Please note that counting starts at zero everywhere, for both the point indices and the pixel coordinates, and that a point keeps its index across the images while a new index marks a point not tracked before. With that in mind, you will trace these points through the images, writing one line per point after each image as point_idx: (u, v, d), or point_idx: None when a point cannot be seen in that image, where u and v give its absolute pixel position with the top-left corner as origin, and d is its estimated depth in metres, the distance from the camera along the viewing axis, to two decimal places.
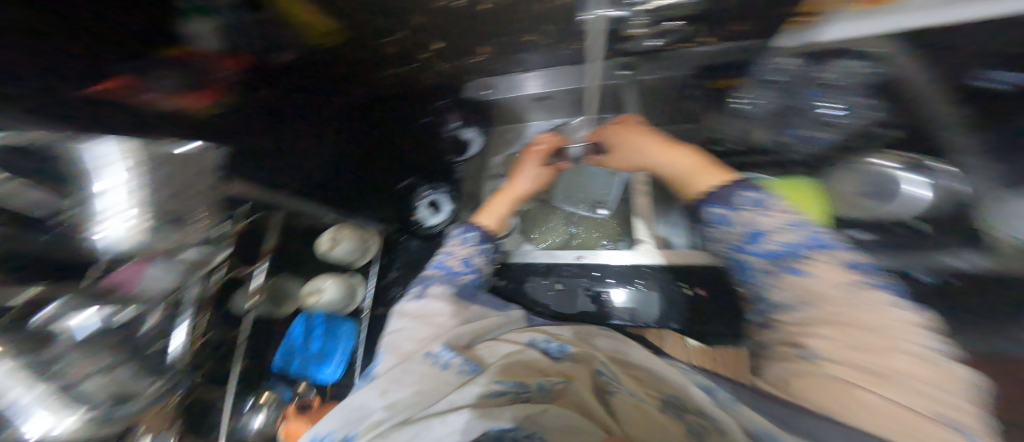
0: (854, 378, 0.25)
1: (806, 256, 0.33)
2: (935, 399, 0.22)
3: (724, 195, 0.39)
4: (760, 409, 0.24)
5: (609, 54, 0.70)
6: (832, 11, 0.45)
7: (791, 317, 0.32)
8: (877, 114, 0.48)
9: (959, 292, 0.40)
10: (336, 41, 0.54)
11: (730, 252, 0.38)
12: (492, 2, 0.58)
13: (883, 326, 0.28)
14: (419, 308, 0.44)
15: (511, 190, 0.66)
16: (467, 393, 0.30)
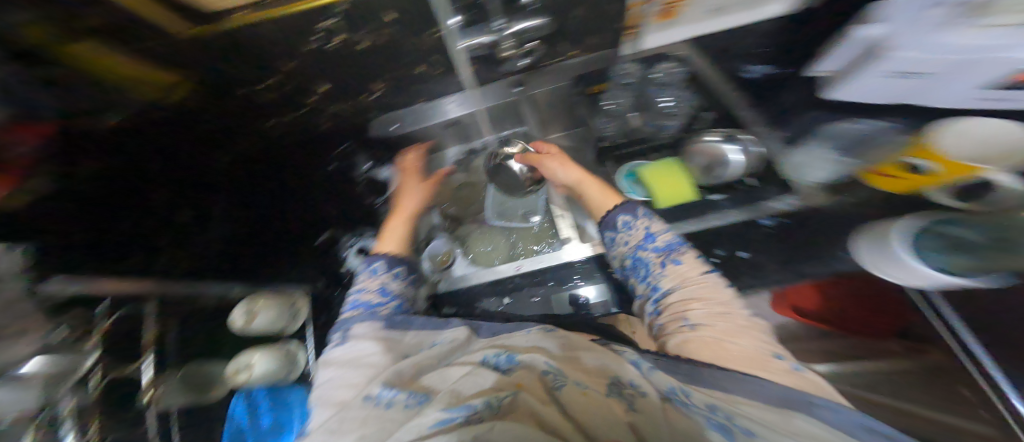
0: (722, 334, 0.36)
1: (678, 250, 0.47)
2: (763, 344, 0.34)
3: (631, 207, 0.53)
4: (675, 373, 0.33)
5: (500, 75, 0.74)
6: (647, 27, 0.64)
7: (673, 297, 0.43)
8: (697, 101, 0.65)
9: (795, 229, 0.51)
10: (184, 93, 0.53)
11: (631, 252, 0.50)
12: (369, 41, 0.59)
13: (725, 299, 0.40)
14: (346, 353, 0.41)
15: (406, 209, 0.67)
16: (421, 426, 0.28)
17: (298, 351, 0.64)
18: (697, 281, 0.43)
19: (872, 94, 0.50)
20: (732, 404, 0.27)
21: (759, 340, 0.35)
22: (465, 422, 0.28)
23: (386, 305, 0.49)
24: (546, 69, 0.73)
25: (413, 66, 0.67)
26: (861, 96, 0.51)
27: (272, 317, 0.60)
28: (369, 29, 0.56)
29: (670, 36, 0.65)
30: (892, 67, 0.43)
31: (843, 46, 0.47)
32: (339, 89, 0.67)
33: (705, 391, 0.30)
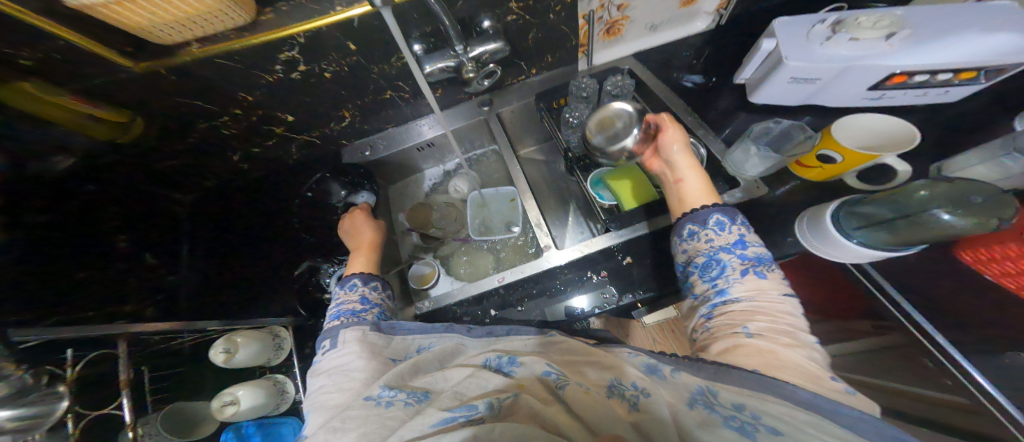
0: (782, 347, 0.34)
1: (766, 266, 0.42)
2: (817, 363, 0.33)
3: (728, 211, 0.47)
4: (697, 368, 0.31)
5: (468, 96, 0.79)
6: (597, 46, 0.72)
7: (739, 305, 0.40)
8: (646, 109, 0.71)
9: (742, 219, 0.57)
10: (139, 132, 0.53)
11: (710, 251, 0.45)
12: (334, 71, 0.60)
13: (794, 319, 0.37)
14: (335, 358, 0.40)
15: (368, 240, 0.65)
16: (424, 425, 0.30)
17: (286, 381, 0.60)
18: (775, 300, 0.39)
19: (786, 99, 0.63)
20: (756, 399, 0.26)
21: (814, 358, 0.33)
22: (467, 421, 0.31)
23: (369, 312, 0.50)
24: (511, 88, 0.79)
25: (380, 92, 0.70)
26: (768, 99, 0.64)
27: (257, 349, 0.55)
28: (328, 59, 0.57)
29: (612, 55, 0.75)
30: (793, 74, 0.55)
31: (754, 56, 0.59)
32: (306, 120, 0.70)
33: (731, 387, 0.28)
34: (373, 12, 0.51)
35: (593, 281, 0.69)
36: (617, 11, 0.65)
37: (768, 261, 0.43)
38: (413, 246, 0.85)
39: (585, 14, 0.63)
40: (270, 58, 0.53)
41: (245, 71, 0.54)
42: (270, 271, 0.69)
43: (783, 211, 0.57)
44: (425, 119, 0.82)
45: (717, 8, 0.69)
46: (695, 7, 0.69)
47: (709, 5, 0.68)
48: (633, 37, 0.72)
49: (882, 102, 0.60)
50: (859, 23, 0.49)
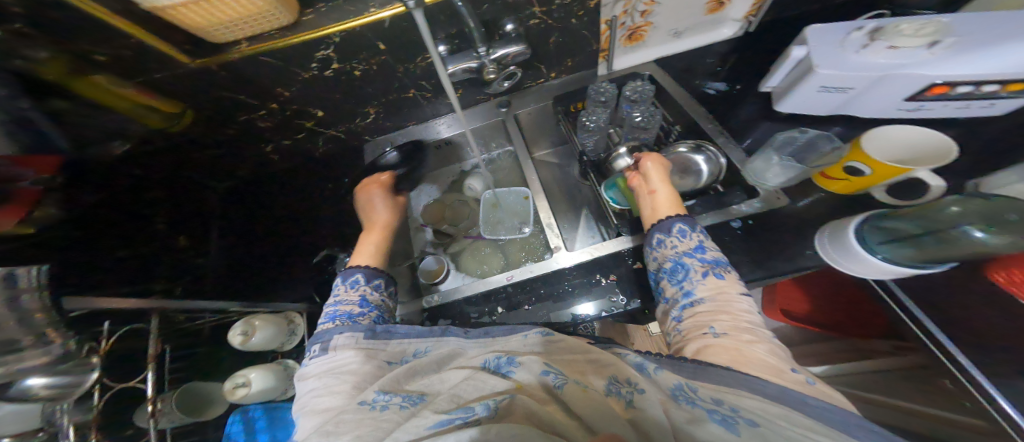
0: (743, 343, 0.36)
1: (723, 269, 0.46)
2: (778, 356, 0.35)
3: (687, 220, 0.51)
4: (679, 369, 0.34)
5: (487, 96, 0.81)
6: (618, 52, 0.73)
7: (702, 306, 0.43)
8: (665, 115, 0.72)
9: (758, 229, 0.56)
10: (185, 123, 0.58)
11: (675, 257, 0.49)
12: (363, 69, 0.63)
13: (751, 316, 0.41)
14: (325, 363, 0.42)
15: (383, 223, 0.66)
16: (420, 427, 0.30)
17: (295, 367, 0.62)
18: (734, 298, 0.42)
19: (816, 109, 0.62)
20: (734, 395, 0.29)
21: (775, 352, 0.36)
22: (464, 423, 0.31)
23: (367, 315, 0.50)
24: (530, 90, 0.81)
25: (403, 91, 0.72)
26: (796, 109, 0.63)
27: (273, 332, 0.57)
28: (358, 58, 0.60)
29: (634, 60, 0.75)
30: (822, 83, 0.54)
31: (783, 65, 0.58)
32: (333, 115, 0.73)
33: (710, 385, 0.31)
34: (402, 14, 0.54)
35: (601, 284, 0.68)
36: (641, 17, 0.65)
37: (723, 264, 0.46)
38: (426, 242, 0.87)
39: (607, 20, 0.64)
40: (306, 56, 0.55)
41: (282, 67, 0.57)
42: (290, 258, 0.72)
43: (803, 222, 0.55)
44: (443, 118, 0.84)
45: (745, 15, 0.69)
46: (722, 13, 0.69)
47: (737, 11, 0.69)
48: (656, 43, 0.73)
49: (918, 114, 0.58)
50: (899, 31, 0.47)
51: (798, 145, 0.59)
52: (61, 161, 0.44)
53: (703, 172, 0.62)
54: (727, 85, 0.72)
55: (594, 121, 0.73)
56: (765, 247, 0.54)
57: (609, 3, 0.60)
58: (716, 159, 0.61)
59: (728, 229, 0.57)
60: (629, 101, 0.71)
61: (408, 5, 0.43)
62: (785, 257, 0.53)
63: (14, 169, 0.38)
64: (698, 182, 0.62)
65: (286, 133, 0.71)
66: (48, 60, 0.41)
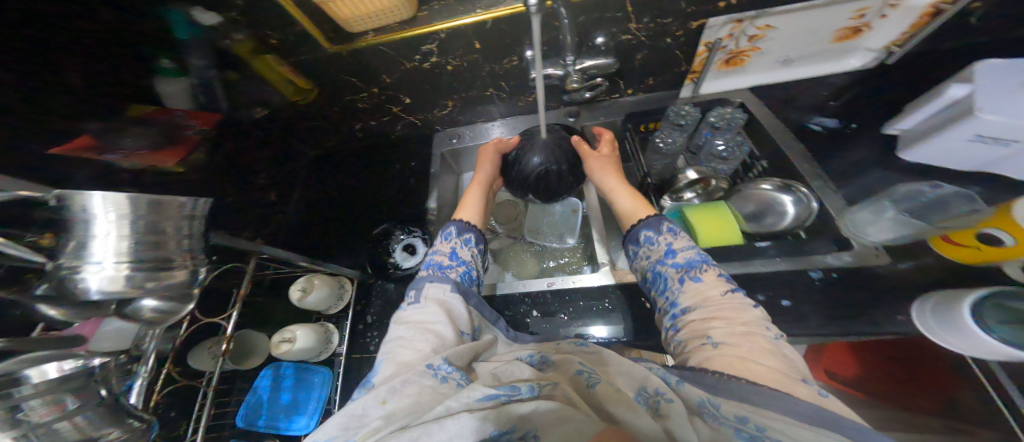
0: (745, 353, 0.34)
1: (701, 268, 0.45)
2: (789, 364, 0.32)
3: (655, 223, 0.53)
4: (701, 380, 0.32)
5: (557, 104, 0.82)
6: (708, 74, 0.70)
7: (692, 315, 0.41)
8: (747, 149, 0.68)
9: (842, 283, 0.50)
10: (311, 98, 0.69)
11: (652, 266, 0.50)
12: (453, 64, 0.67)
13: (754, 319, 0.38)
14: (417, 313, 0.46)
15: (484, 177, 0.74)
16: (470, 398, 0.33)
17: (333, 332, 0.66)
18: (722, 302, 0.40)
19: (965, 162, 0.56)
20: (757, 412, 0.27)
21: (786, 360, 0.33)
22: (510, 400, 0.34)
23: (455, 269, 0.55)
24: (601, 104, 0.80)
25: (483, 89, 0.76)
26: (925, 158, 0.58)
27: (326, 293, 0.64)
28: (455, 54, 0.64)
29: (725, 85, 0.73)
30: (981, 131, 0.49)
31: (932, 102, 0.53)
32: (417, 103, 0.78)
33: (732, 401, 0.29)
34: (505, 16, 0.56)
35: (647, 309, 0.62)
36: (748, 41, 0.62)
37: (702, 262, 0.46)
38: None
39: (708, 42, 0.62)
40: (414, 47, 0.61)
41: (391, 56, 0.63)
42: (353, 230, 0.77)
43: (897, 285, 0.50)
44: (498, 124, 0.88)
45: (887, 44, 0.61)
46: (854, 42, 0.62)
47: (876, 40, 0.61)
48: (751, 70, 0.70)
49: None
50: None
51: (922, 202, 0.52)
52: (218, 118, 0.57)
53: (788, 213, 0.59)
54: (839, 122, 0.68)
55: (668, 144, 0.71)
56: (847, 307, 0.49)
57: (715, 26, 0.59)
58: (807, 200, 0.58)
59: (805, 278, 0.52)
60: (710, 127, 0.69)
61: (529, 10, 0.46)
62: (867, 318, 0.48)
63: (185, 121, 0.52)
64: (778, 224, 0.59)
65: (375, 115, 0.78)
66: (240, 39, 0.55)
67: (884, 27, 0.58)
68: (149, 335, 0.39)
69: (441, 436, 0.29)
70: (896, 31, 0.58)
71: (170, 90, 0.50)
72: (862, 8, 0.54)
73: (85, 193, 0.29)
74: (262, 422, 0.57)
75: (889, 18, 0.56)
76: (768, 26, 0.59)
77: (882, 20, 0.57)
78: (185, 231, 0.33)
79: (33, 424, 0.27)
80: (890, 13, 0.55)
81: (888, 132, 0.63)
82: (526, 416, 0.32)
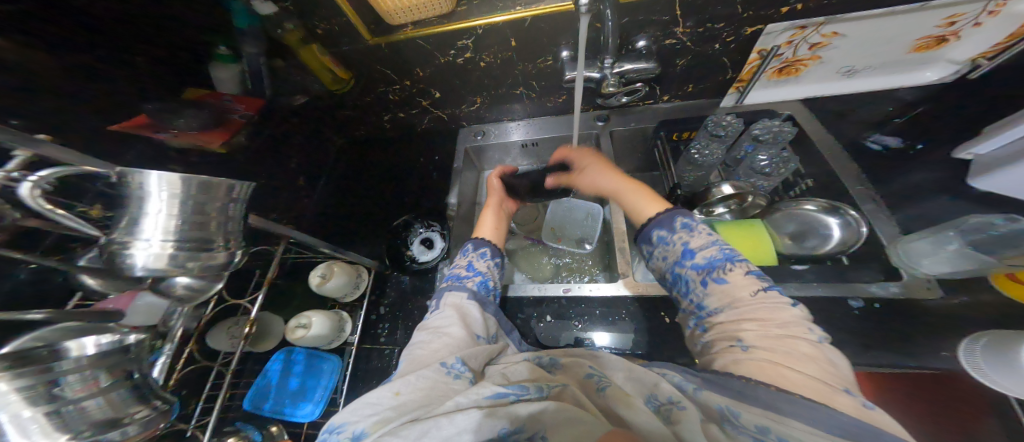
0: (780, 359, 0.31)
1: (725, 266, 0.40)
2: (830, 373, 0.29)
3: (666, 220, 0.47)
4: (723, 386, 0.29)
5: (587, 107, 0.80)
6: (757, 82, 0.67)
7: (721, 319, 0.38)
8: (790, 165, 0.65)
9: (884, 316, 0.47)
10: (349, 87, 0.70)
11: (670, 268, 0.45)
12: (487, 61, 0.66)
13: (793, 320, 0.34)
14: (436, 319, 0.47)
15: (497, 202, 0.73)
16: (479, 395, 0.34)
17: (346, 321, 0.66)
18: (753, 303, 0.36)
19: None
20: (780, 422, 0.25)
21: (827, 368, 0.29)
22: (518, 399, 0.35)
23: (472, 279, 0.55)
24: (633, 110, 0.78)
25: (514, 88, 0.74)
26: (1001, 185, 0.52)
27: (344, 282, 0.64)
28: (491, 51, 0.63)
29: (772, 95, 0.70)
30: None
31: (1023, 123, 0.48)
32: (446, 98, 0.77)
33: (754, 409, 0.26)
34: (546, 15, 0.55)
35: (665, 324, 0.60)
36: (809, 49, 0.59)
37: (726, 260, 0.40)
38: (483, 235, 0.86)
39: (763, 49, 0.60)
40: (450, 41, 0.60)
41: (428, 50, 0.62)
42: (372, 221, 0.77)
43: (946, 322, 0.46)
44: (515, 123, 0.86)
45: (975, 56, 0.56)
46: (935, 53, 0.58)
47: (962, 52, 0.57)
48: (804, 80, 0.67)
49: None
50: None
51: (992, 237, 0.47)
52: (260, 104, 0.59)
53: (832, 237, 0.56)
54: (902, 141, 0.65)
55: (704, 155, 0.69)
56: (889, 341, 0.46)
57: (773, 33, 0.56)
58: (856, 225, 0.55)
59: (843, 307, 0.49)
60: (754, 140, 0.66)
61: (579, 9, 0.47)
62: (912, 355, 0.44)
63: (230, 105, 0.55)
64: (819, 247, 0.56)
65: (405, 108, 0.78)
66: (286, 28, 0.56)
67: (973, 37, 0.54)
68: (176, 312, 0.39)
69: (449, 430, 0.30)
70: (988, 43, 0.54)
71: (222, 75, 0.54)
72: (956, 14, 0.50)
73: (144, 172, 0.29)
74: (268, 406, 0.58)
75: (983, 26, 0.52)
76: (837, 33, 0.56)
77: (975, 28, 0.52)
78: (230, 213, 0.34)
79: (66, 400, 0.27)
80: (985, 21, 0.51)
81: (959, 158, 0.58)
82: (533, 417, 0.33)
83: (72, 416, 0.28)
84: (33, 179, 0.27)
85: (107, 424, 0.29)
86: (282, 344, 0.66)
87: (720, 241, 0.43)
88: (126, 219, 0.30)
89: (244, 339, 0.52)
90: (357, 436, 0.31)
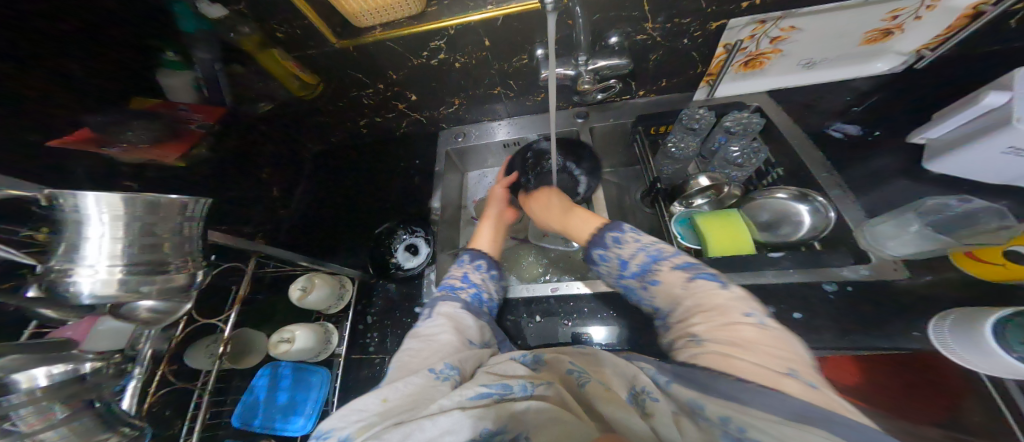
0: (729, 347, 0.31)
1: (653, 270, 0.43)
2: (777, 356, 0.29)
3: (598, 239, 0.50)
4: (689, 379, 0.29)
5: (566, 105, 0.80)
6: (724, 76, 0.69)
7: (673, 316, 0.40)
8: (763, 155, 0.66)
9: (854, 297, 0.49)
10: (316, 94, 0.68)
11: (616, 280, 0.48)
12: (461, 61, 0.65)
13: (733, 305, 0.35)
14: (427, 327, 0.47)
15: (496, 212, 0.72)
16: (463, 396, 0.34)
17: (332, 333, 0.65)
18: (691, 295, 0.38)
19: (996, 175, 0.53)
20: (743, 411, 0.24)
21: (773, 352, 0.29)
22: (502, 399, 0.35)
23: (466, 290, 0.55)
24: (612, 106, 0.78)
25: (491, 88, 0.74)
26: (954, 170, 0.56)
27: (327, 293, 0.62)
28: (463, 51, 0.62)
29: (742, 88, 0.71)
30: (1016, 141, 0.46)
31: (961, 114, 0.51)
32: (423, 100, 0.76)
33: (718, 400, 0.26)
34: (515, 13, 0.55)
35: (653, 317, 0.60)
36: (770, 43, 0.60)
37: (651, 264, 0.43)
38: (470, 237, 0.86)
39: (728, 43, 0.61)
40: (422, 43, 0.59)
41: (399, 52, 0.61)
42: (356, 227, 0.76)
43: (916, 300, 0.48)
44: (499, 123, 0.85)
45: (918, 48, 0.59)
46: (883, 45, 0.60)
47: (908, 44, 0.59)
48: (765, 74, 0.68)
49: None
50: None
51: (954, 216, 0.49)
52: (221, 112, 0.58)
53: (804, 223, 0.57)
54: (862, 129, 0.65)
55: (681, 149, 0.70)
56: (859, 321, 0.48)
57: (737, 27, 0.57)
58: (825, 211, 0.57)
59: (818, 291, 0.51)
60: (726, 131, 0.67)
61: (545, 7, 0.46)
62: (883, 334, 0.46)
63: (188, 116, 0.54)
64: (793, 234, 0.57)
65: (381, 112, 0.77)
66: (245, 33, 0.54)
67: (916, 31, 0.56)
68: (145, 336, 0.37)
69: (432, 431, 0.29)
70: (930, 35, 0.56)
71: (173, 82, 0.52)
72: (896, 9, 0.52)
73: (77, 193, 0.27)
74: (257, 422, 0.56)
75: (925, 19, 0.53)
76: (794, 27, 0.57)
77: (916, 22, 0.54)
78: (183, 234, 0.32)
79: (20, 434, 0.26)
80: (926, 15, 0.53)
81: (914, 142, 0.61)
82: (517, 416, 0.33)
83: None
84: None
85: None
86: (267, 359, 0.65)
87: (645, 245, 0.45)
88: (65, 244, 0.28)
89: (220, 359, 0.49)
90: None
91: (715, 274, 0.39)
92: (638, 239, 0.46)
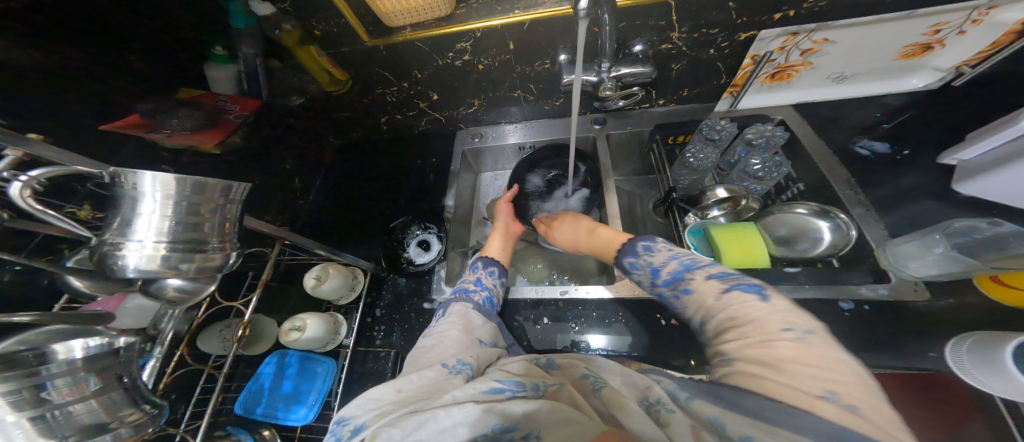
0: (762, 368, 0.29)
1: (686, 278, 0.41)
2: (814, 376, 0.26)
3: (630, 247, 0.50)
4: (715, 397, 0.28)
5: (584, 110, 0.80)
6: (750, 88, 0.69)
7: (709, 332, 0.37)
8: (782, 170, 0.66)
9: (871, 316, 0.49)
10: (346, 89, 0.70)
11: (649, 290, 0.47)
12: (483, 63, 0.66)
13: (772, 319, 0.32)
14: (440, 324, 0.48)
15: (504, 225, 0.72)
16: (476, 390, 0.34)
17: (341, 323, 0.64)
18: (724, 307, 0.35)
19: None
20: (771, 433, 0.23)
21: (812, 371, 0.27)
22: (514, 395, 0.35)
23: (478, 293, 0.55)
24: (630, 114, 0.79)
25: (511, 90, 0.74)
26: (986, 192, 0.54)
27: (340, 283, 0.63)
28: (488, 53, 0.63)
29: (766, 101, 0.72)
30: None
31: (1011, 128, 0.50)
32: (444, 100, 0.76)
33: (743, 421, 0.25)
34: (543, 19, 0.56)
35: (661, 326, 0.60)
36: (800, 55, 0.61)
37: (683, 273, 0.42)
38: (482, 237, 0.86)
39: (756, 55, 0.61)
40: (448, 44, 0.61)
41: (426, 52, 0.62)
42: (372, 219, 0.77)
43: (938, 321, 0.47)
44: (513, 126, 0.86)
45: (958, 64, 0.59)
46: (919, 61, 0.60)
47: (946, 60, 0.59)
48: (791, 87, 0.69)
49: None
50: None
51: (980, 238, 0.48)
52: (258, 105, 0.62)
53: (823, 240, 0.57)
54: (890, 147, 0.65)
55: (699, 160, 0.70)
56: (876, 341, 0.47)
57: (767, 39, 0.57)
58: (845, 229, 0.56)
59: (834, 309, 0.50)
60: (745, 145, 0.68)
61: (577, 14, 0.47)
62: (902, 355, 0.45)
63: (226, 106, 0.57)
64: (811, 250, 0.57)
65: (403, 109, 0.78)
66: (286, 28, 0.56)
67: (957, 46, 0.56)
68: (168, 315, 0.38)
69: (446, 421, 0.30)
70: (971, 51, 0.56)
71: (218, 75, 0.56)
72: (940, 23, 0.52)
73: (136, 172, 0.28)
74: (260, 410, 0.57)
75: (967, 35, 0.54)
76: (826, 40, 0.57)
77: (958, 37, 0.55)
78: (225, 216, 0.33)
79: (53, 404, 0.27)
80: (969, 30, 0.53)
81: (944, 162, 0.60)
82: (528, 415, 0.32)
83: (57, 420, 0.27)
84: (25, 179, 0.27)
85: (94, 429, 0.28)
86: (275, 347, 0.66)
87: (681, 256, 0.44)
88: (118, 216, 0.30)
89: (237, 343, 0.50)
90: (357, 429, 0.31)
91: (754, 286, 0.35)
92: (671, 250, 0.46)
